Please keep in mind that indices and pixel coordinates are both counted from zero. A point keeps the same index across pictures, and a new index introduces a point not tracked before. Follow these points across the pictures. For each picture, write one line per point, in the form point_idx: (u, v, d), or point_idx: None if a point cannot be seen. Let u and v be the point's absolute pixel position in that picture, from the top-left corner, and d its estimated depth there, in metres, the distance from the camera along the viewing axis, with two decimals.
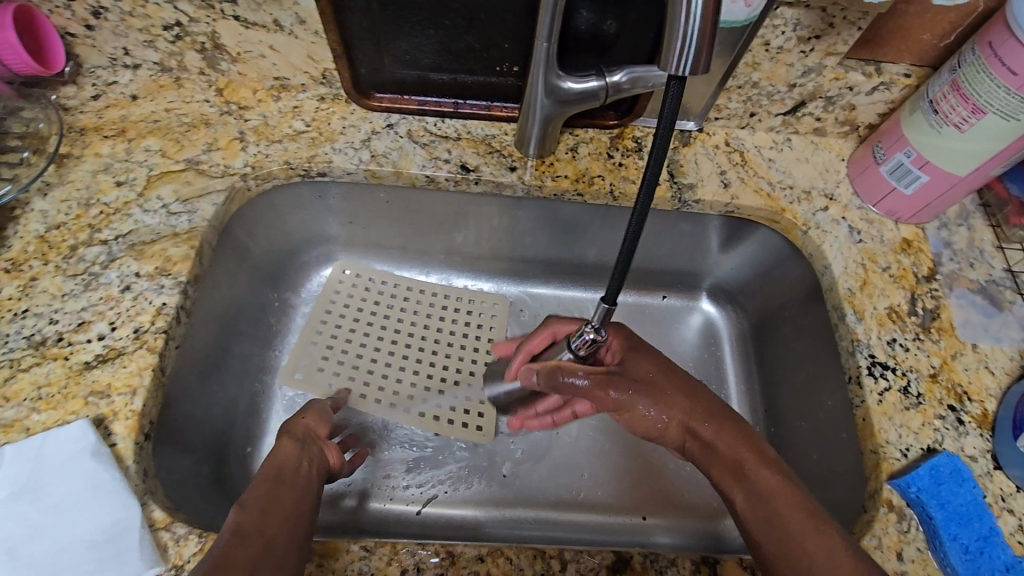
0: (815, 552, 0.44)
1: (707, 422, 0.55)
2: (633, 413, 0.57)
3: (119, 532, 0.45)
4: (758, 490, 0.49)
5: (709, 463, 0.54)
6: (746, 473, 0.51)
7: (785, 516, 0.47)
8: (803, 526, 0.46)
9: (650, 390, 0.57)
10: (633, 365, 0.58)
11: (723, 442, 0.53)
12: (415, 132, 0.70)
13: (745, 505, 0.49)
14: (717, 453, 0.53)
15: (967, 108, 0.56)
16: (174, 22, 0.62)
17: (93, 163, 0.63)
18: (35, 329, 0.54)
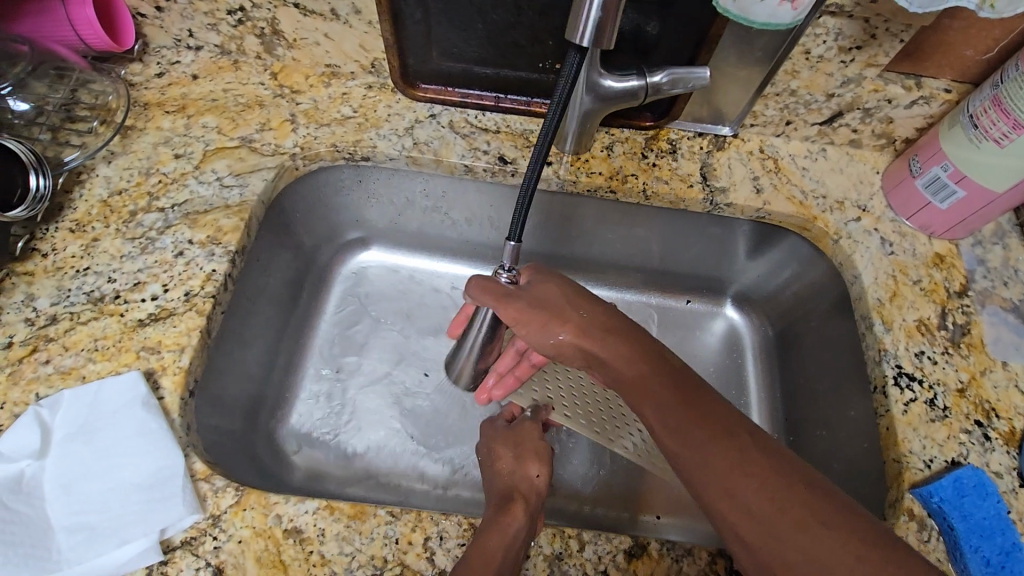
0: (711, 444, 0.45)
1: (608, 339, 0.55)
2: (534, 333, 0.57)
3: (163, 479, 0.48)
4: (661, 398, 0.50)
5: (617, 381, 0.54)
6: (649, 387, 0.51)
7: (690, 422, 0.47)
8: (702, 424, 0.47)
9: (547, 310, 0.57)
10: (538, 288, 0.59)
11: (621, 356, 0.54)
12: (457, 123, 0.72)
13: (655, 418, 0.50)
14: (620, 368, 0.54)
15: (1008, 123, 0.56)
16: (238, 7, 0.66)
17: (154, 136, 0.67)
18: (94, 286, 0.57)
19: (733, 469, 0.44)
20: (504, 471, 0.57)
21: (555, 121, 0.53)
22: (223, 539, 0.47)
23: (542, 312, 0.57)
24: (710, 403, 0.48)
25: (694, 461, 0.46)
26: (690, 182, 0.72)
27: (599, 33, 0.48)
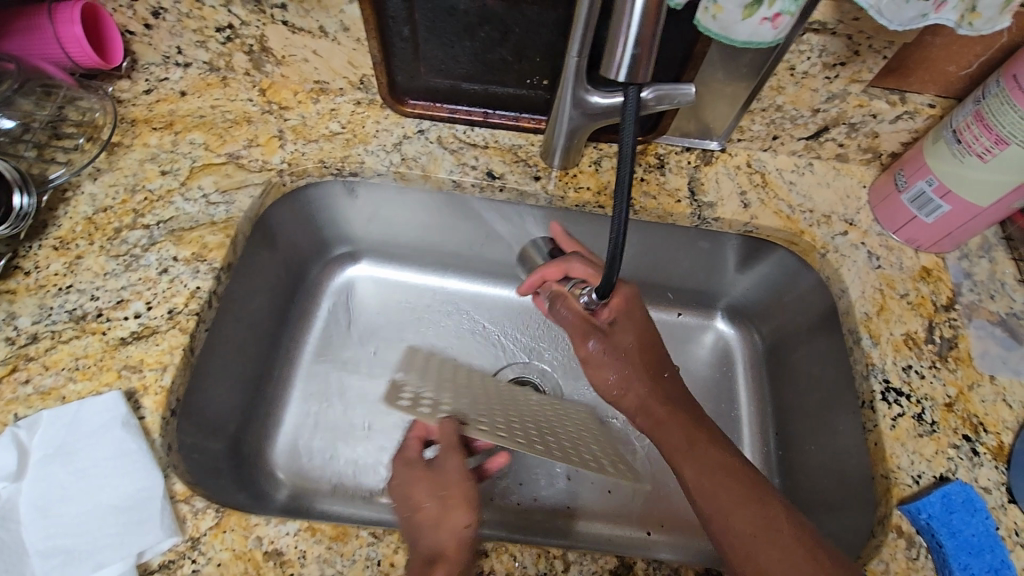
0: (748, 519, 0.50)
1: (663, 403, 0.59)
2: (597, 371, 0.63)
3: (142, 501, 0.47)
4: (710, 462, 0.54)
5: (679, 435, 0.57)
6: (695, 448, 0.55)
7: (732, 489, 0.52)
8: (733, 497, 0.51)
9: (620, 360, 0.62)
10: (618, 334, 0.62)
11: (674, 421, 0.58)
12: (445, 139, 0.73)
13: (699, 476, 0.53)
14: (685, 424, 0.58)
15: (990, 139, 0.56)
16: (226, 24, 0.66)
17: (141, 153, 0.67)
18: (77, 304, 0.57)
19: (763, 541, 0.48)
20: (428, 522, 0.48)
21: (625, 218, 0.54)
22: (201, 563, 0.46)
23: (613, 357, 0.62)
24: (748, 476, 0.52)
25: (738, 520, 0.50)
26: (678, 197, 0.72)
27: (634, 68, 0.49)
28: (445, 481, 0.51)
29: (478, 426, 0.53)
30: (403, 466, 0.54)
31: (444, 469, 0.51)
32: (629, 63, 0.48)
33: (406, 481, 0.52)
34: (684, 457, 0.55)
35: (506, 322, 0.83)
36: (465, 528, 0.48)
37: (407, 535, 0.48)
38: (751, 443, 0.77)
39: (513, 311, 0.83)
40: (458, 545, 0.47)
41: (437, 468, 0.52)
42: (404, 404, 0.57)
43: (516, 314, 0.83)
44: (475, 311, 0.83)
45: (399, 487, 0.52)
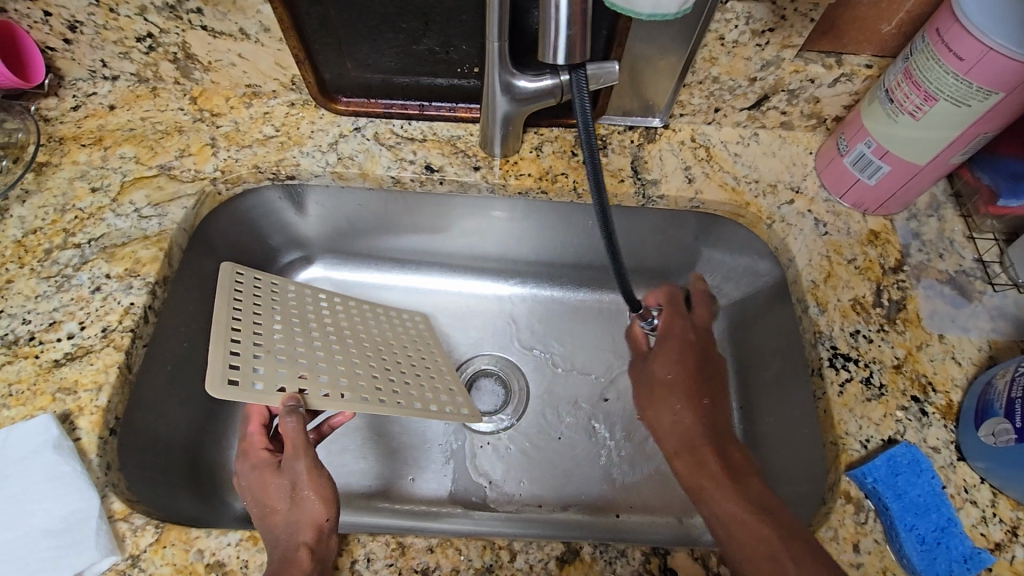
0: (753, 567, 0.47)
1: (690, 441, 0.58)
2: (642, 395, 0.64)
3: (76, 522, 0.47)
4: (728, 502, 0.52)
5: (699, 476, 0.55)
6: (709, 491, 0.54)
7: (741, 530, 0.49)
8: (741, 542, 0.49)
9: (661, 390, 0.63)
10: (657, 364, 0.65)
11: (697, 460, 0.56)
12: (382, 135, 0.71)
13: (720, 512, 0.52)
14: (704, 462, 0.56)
15: (920, 96, 0.55)
16: (145, 33, 0.65)
17: (70, 171, 0.66)
18: (8, 329, 0.56)
19: None
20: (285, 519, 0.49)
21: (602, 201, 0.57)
22: None
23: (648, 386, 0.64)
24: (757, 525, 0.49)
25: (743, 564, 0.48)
26: (621, 177, 0.71)
27: (571, 49, 0.49)
28: (299, 481, 0.50)
29: (321, 395, 0.54)
30: (252, 469, 0.53)
31: (292, 471, 0.51)
32: (565, 44, 0.48)
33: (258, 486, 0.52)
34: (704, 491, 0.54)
35: (465, 315, 0.82)
36: (326, 520, 0.49)
37: (264, 536, 0.49)
38: None
39: (471, 307, 0.83)
40: (315, 534, 0.48)
41: (284, 469, 0.51)
42: (238, 386, 0.50)
43: (474, 308, 0.83)
44: (433, 306, 0.82)
45: (251, 489, 0.52)
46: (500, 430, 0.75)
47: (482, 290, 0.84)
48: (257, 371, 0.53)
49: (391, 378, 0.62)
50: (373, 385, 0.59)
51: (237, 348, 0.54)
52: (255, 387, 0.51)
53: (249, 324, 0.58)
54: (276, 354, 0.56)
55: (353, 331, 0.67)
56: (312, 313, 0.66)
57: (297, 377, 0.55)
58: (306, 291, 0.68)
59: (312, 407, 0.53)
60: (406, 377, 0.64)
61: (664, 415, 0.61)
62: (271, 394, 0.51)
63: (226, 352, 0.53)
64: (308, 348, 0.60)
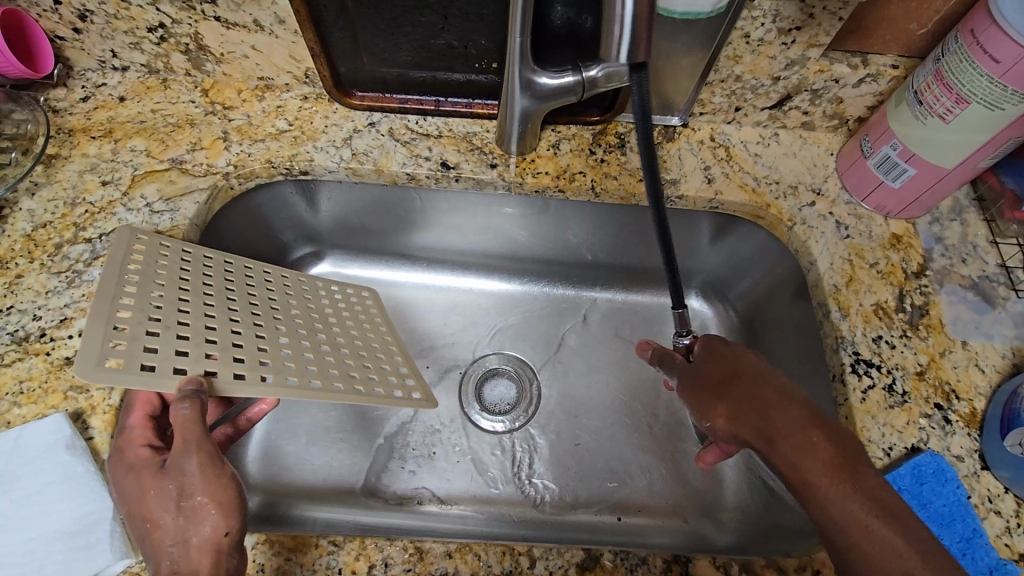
0: None
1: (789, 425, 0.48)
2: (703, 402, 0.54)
3: (91, 523, 0.47)
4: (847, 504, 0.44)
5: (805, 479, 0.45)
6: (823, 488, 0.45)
7: (868, 539, 0.42)
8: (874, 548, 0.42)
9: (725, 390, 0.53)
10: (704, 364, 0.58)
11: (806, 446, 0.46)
12: (397, 130, 0.70)
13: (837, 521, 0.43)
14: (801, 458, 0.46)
15: (951, 98, 0.54)
16: (157, 24, 0.63)
17: (80, 163, 0.64)
18: (18, 325, 0.55)
19: None
20: (173, 536, 0.40)
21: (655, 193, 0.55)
22: None
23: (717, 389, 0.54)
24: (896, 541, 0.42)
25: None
26: (639, 176, 0.70)
27: (633, 49, 0.47)
28: (188, 486, 0.41)
29: (233, 376, 0.46)
30: (125, 471, 0.43)
31: (184, 473, 0.41)
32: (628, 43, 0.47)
33: (135, 492, 0.42)
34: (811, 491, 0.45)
35: (476, 313, 0.81)
36: (226, 535, 0.41)
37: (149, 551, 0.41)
38: None
39: (483, 305, 0.82)
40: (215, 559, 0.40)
41: (172, 472, 0.42)
42: (119, 368, 0.41)
43: (484, 306, 0.82)
44: (444, 303, 0.81)
45: (123, 494, 0.43)
46: (513, 429, 0.74)
47: (493, 289, 0.83)
48: (151, 350, 0.44)
49: (325, 358, 0.55)
50: (300, 365, 0.52)
51: (124, 322, 0.44)
52: (143, 368, 0.42)
53: (146, 294, 0.48)
54: (177, 328, 0.47)
55: (325, 317, 0.62)
56: (231, 283, 0.56)
57: (203, 354, 0.46)
58: (235, 262, 0.59)
59: (217, 392, 0.44)
60: (345, 359, 0.57)
61: (750, 406, 0.51)
62: (166, 377, 0.43)
63: (109, 326, 0.44)
64: (291, 333, 0.55)
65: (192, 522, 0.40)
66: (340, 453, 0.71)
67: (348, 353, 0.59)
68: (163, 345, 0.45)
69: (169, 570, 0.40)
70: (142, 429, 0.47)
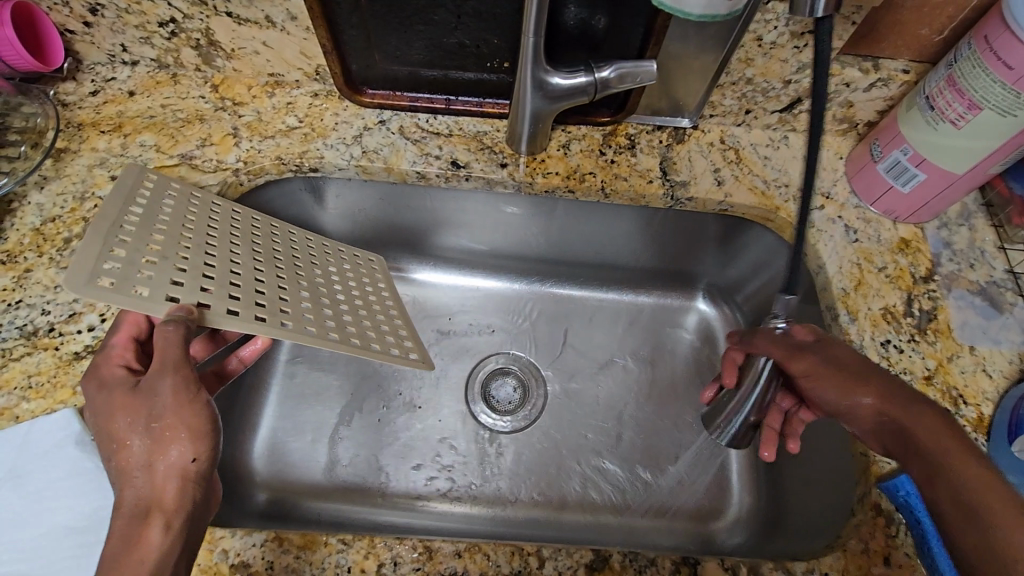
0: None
1: (910, 406, 0.48)
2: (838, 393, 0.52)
3: (100, 520, 0.46)
4: (963, 482, 0.41)
5: (906, 452, 0.46)
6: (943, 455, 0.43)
7: (995, 502, 0.40)
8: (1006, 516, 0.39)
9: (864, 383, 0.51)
10: (832, 349, 0.55)
11: (920, 426, 0.46)
12: (407, 129, 0.70)
13: (947, 497, 0.42)
14: (919, 441, 0.45)
15: (963, 104, 0.54)
16: (169, 18, 0.63)
17: (89, 158, 0.64)
18: (27, 319, 0.55)
19: None
20: (136, 457, 0.39)
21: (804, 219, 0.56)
22: None
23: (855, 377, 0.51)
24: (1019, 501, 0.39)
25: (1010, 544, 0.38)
26: (649, 177, 0.70)
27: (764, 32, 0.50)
28: (159, 409, 0.40)
29: (225, 310, 0.44)
30: (98, 390, 0.43)
31: (157, 393, 0.40)
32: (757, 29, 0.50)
33: (106, 409, 0.41)
34: (908, 457, 0.46)
35: (482, 312, 0.81)
36: (190, 464, 0.39)
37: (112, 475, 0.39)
38: None
39: (489, 305, 0.82)
40: (173, 489, 0.38)
41: (146, 392, 0.41)
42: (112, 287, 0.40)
43: (490, 306, 0.82)
44: (451, 302, 0.81)
45: (94, 413, 0.42)
46: (519, 429, 0.74)
47: (499, 289, 0.83)
48: (145, 277, 0.43)
49: (323, 308, 0.53)
50: (297, 311, 0.49)
51: (122, 246, 0.44)
52: (135, 293, 0.41)
53: (148, 225, 0.47)
54: (176, 261, 0.46)
55: (327, 272, 0.59)
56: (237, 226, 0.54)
57: (199, 288, 0.45)
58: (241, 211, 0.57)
59: (208, 324, 0.43)
60: (344, 315, 0.55)
61: (897, 409, 0.48)
62: (157, 301, 0.42)
63: (105, 249, 0.43)
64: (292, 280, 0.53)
65: (159, 445, 0.39)
66: (346, 450, 0.71)
67: (349, 308, 0.56)
68: (156, 275, 0.44)
69: (130, 496, 0.38)
70: (122, 350, 0.46)
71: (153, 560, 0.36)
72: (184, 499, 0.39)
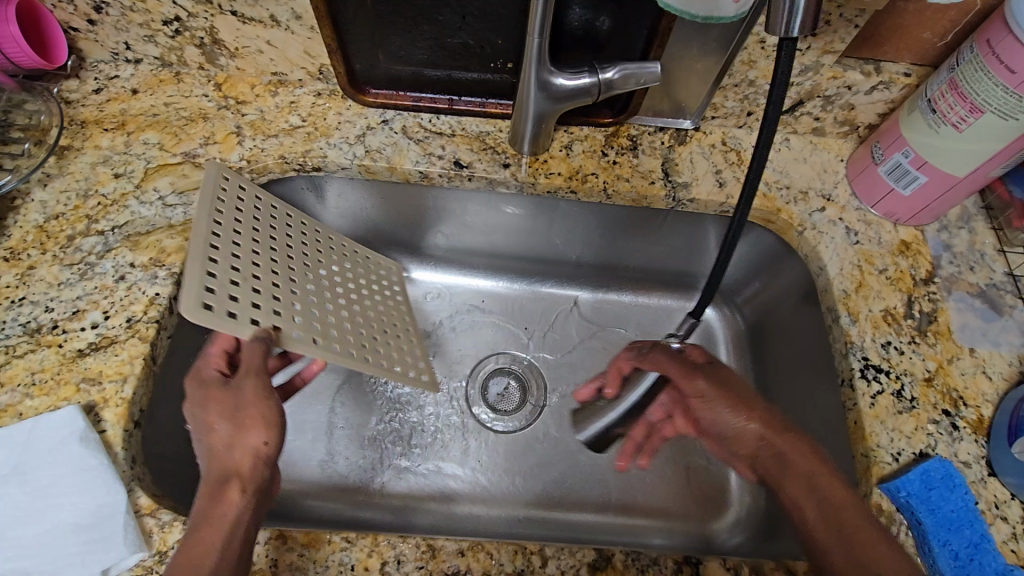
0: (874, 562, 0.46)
1: (783, 433, 0.56)
2: (717, 417, 0.60)
3: (104, 517, 0.46)
4: (830, 500, 0.50)
5: (782, 471, 0.54)
6: (815, 478, 0.52)
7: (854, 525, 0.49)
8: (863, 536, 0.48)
9: (745, 409, 0.58)
10: (721, 373, 0.62)
11: (794, 455, 0.54)
12: (410, 128, 0.70)
13: (813, 512, 0.51)
14: (791, 463, 0.54)
15: (965, 107, 0.55)
16: (173, 17, 0.63)
17: (93, 156, 0.64)
18: (31, 316, 0.55)
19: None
20: (224, 440, 0.47)
21: (738, 226, 0.58)
22: None
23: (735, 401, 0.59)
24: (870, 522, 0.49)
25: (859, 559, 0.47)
26: (651, 179, 0.70)
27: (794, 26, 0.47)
28: (243, 402, 0.48)
29: (296, 335, 0.50)
30: (196, 387, 0.50)
31: (240, 388, 0.48)
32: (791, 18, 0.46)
33: (200, 403, 0.49)
34: (782, 475, 0.54)
35: (483, 312, 0.81)
36: (264, 444, 0.47)
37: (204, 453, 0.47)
38: None
39: (490, 305, 0.82)
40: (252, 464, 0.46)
41: (232, 388, 0.48)
42: (213, 310, 0.45)
43: (491, 306, 0.82)
44: (452, 301, 0.81)
45: (190, 406, 0.49)
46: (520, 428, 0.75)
47: (500, 288, 0.83)
48: (235, 299, 0.48)
49: (360, 326, 0.59)
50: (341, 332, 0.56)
51: (212, 263, 0.48)
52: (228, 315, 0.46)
53: (228, 240, 0.52)
54: (253, 281, 0.51)
55: (358, 282, 0.65)
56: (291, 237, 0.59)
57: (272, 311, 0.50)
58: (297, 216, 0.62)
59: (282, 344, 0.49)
60: (373, 330, 0.61)
61: (775, 433, 0.56)
62: (244, 323, 0.47)
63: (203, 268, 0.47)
64: (333, 297, 0.59)
65: (241, 431, 0.47)
66: (349, 449, 0.71)
67: (379, 324, 0.62)
68: (242, 296, 0.49)
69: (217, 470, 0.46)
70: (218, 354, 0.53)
71: (231, 522, 0.44)
72: (258, 478, 0.46)
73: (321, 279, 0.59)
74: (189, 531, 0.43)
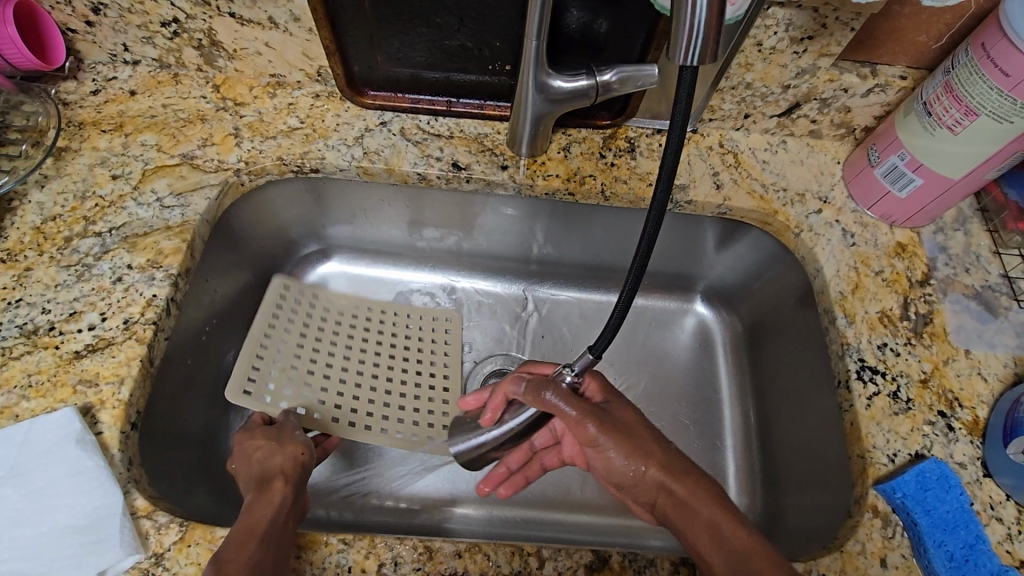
0: None
1: (682, 477, 0.52)
2: (607, 462, 0.55)
3: (100, 519, 0.46)
4: (737, 554, 0.46)
5: (683, 521, 0.50)
6: (722, 530, 0.48)
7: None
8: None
9: (636, 453, 0.53)
10: (614, 410, 0.57)
11: (697, 501, 0.50)
12: (408, 130, 0.70)
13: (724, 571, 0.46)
14: (694, 513, 0.50)
15: (960, 110, 0.55)
16: (171, 18, 0.63)
17: (91, 157, 0.64)
18: (27, 318, 0.55)
19: None
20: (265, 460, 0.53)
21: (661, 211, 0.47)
22: None
23: (620, 439, 0.54)
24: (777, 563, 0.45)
25: None
26: (649, 181, 0.70)
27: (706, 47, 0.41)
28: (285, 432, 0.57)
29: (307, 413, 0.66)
30: (243, 433, 0.58)
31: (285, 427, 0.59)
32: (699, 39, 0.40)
33: (245, 440, 0.56)
34: (683, 527, 0.50)
35: (481, 313, 0.81)
36: (303, 453, 0.55)
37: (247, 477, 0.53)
38: (731, 427, 0.75)
39: (489, 307, 0.82)
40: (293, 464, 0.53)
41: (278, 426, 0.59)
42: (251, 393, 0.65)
43: (489, 307, 0.82)
44: (450, 303, 0.81)
45: (237, 448, 0.56)
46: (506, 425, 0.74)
47: (499, 290, 0.83)
48: (266, 387, 0.66)
49: (374, 395, 0.70)
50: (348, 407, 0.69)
51: (262, 348, 0.68)
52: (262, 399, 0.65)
53: (256, 336, 0.68)
54: (266, 373, 0.67)
55: (382, 344, 0.75)
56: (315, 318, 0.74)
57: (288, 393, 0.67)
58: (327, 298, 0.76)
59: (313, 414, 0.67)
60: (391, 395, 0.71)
61: (673, 480, 0.52)
62: (260, 405, 0.64)
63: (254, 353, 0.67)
64: (348, 371, 0.71)
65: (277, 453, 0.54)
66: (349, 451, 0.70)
67: (398, 388, 0.72)
68: (268, 380, 0.66)
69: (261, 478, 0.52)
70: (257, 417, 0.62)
71: (279, 504, 0.48)
72: (298, 485, 0.52)
73: (338, 355, 0.72)
74: (236, 523, 0.46)
